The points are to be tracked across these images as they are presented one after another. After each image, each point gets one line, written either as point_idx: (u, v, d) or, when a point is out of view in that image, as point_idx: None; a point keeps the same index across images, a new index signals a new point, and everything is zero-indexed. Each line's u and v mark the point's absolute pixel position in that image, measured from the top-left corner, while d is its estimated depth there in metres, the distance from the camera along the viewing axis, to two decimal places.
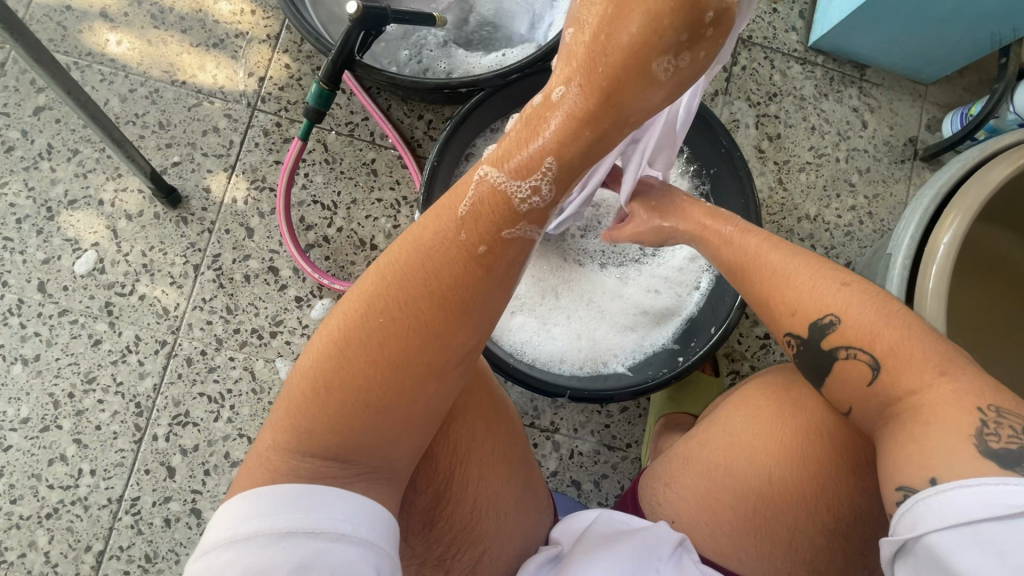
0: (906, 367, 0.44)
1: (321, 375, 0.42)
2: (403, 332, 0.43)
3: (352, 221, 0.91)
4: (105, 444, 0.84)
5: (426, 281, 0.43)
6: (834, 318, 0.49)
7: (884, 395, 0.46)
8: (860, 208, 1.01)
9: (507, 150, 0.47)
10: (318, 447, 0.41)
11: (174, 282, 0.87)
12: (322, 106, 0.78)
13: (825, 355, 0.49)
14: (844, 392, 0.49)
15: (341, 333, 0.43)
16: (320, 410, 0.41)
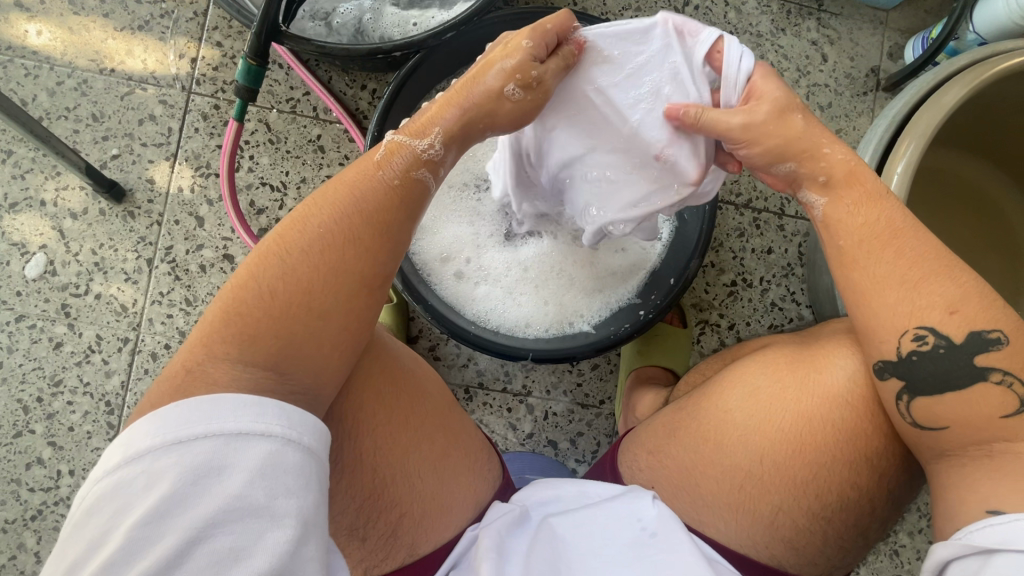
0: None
1: (261, 285, 0.46)
2: (331, 248, 0.48)
3: (303, 201, 0.89)
4: (80, 444, 0.84)
5: (357, 207, 0.50)
6: (1001, 336, 0.46)
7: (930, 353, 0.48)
8: None
9: (409, 126, 0.55)
10: (246, 349, 0.43)
11: (128, 278, 0.86)
12: (253, 83, 0.74)
13: (970, 369, 0.47)
14: (961, 407, 0.47)
15: (276, 250, 0.47)
16: (260, 316, 0.45)
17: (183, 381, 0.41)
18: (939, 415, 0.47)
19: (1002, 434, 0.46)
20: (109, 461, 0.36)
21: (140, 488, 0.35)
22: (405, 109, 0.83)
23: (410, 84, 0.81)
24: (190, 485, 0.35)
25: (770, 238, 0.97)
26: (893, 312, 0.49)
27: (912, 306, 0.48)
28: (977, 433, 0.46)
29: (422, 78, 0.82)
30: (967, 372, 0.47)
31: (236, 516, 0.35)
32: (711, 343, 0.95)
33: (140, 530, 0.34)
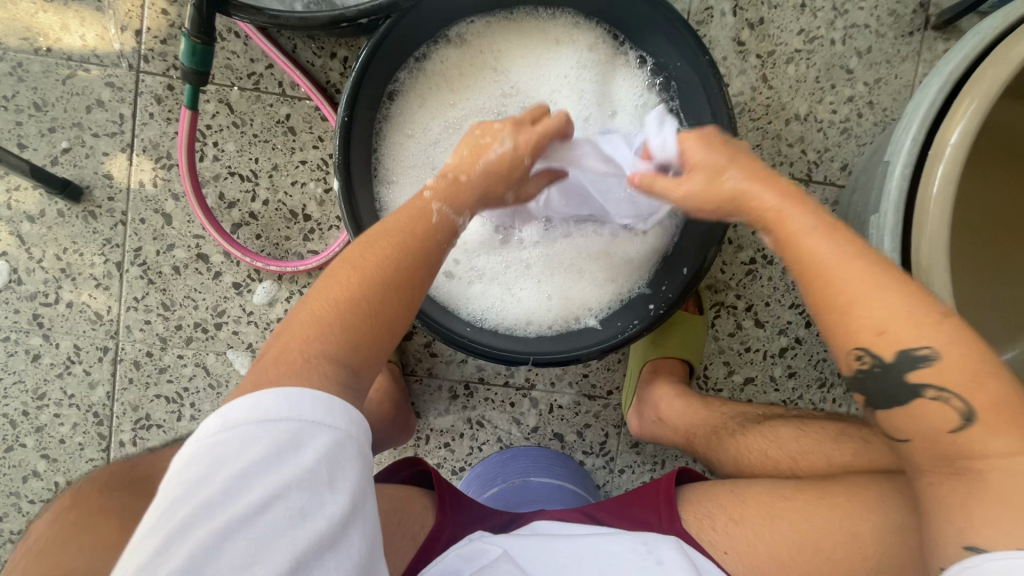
0: (1004, 427, 0.36)
1: (348, 292, 0.44)
2: (412, 273, 0.47)
3: (277, 191, 0.81)
4: (74, 455, 0.82)
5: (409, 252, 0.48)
6: (932, 352, 0.38)
7: (955, 420, 0.37)
8: (859, 98, 0.87)
9: (445, 186, 0.54)
10: (331, 349, 0.42)
11: (99, 284, 0.80)
12: (201, 65, 0.64)
13: (907, 387, 0.38)
14: (915, 423, 0.39)
15: (362, 261, 0.46)
16: (328, 341, 0.42)
17: (277, 368, 0.40)
18: (898, 428, 0.40)
19: (974, 452, 0.37)
20: (205, 429, 0.37)
21: (230, 452, 0.36)
22: (380, 82, 0.72)
23: (383, 54, 0.70)
24: (270, 457, 0.36)
25: None
26: None
27: None
28: (944, 460, 0.38)
29: (396, 46, 0.71)
30: (901, 391, 0.39)
31: (297, 493, 0.36)
32: (727, 327, 0.89)
33: (219, 496, 0.34)
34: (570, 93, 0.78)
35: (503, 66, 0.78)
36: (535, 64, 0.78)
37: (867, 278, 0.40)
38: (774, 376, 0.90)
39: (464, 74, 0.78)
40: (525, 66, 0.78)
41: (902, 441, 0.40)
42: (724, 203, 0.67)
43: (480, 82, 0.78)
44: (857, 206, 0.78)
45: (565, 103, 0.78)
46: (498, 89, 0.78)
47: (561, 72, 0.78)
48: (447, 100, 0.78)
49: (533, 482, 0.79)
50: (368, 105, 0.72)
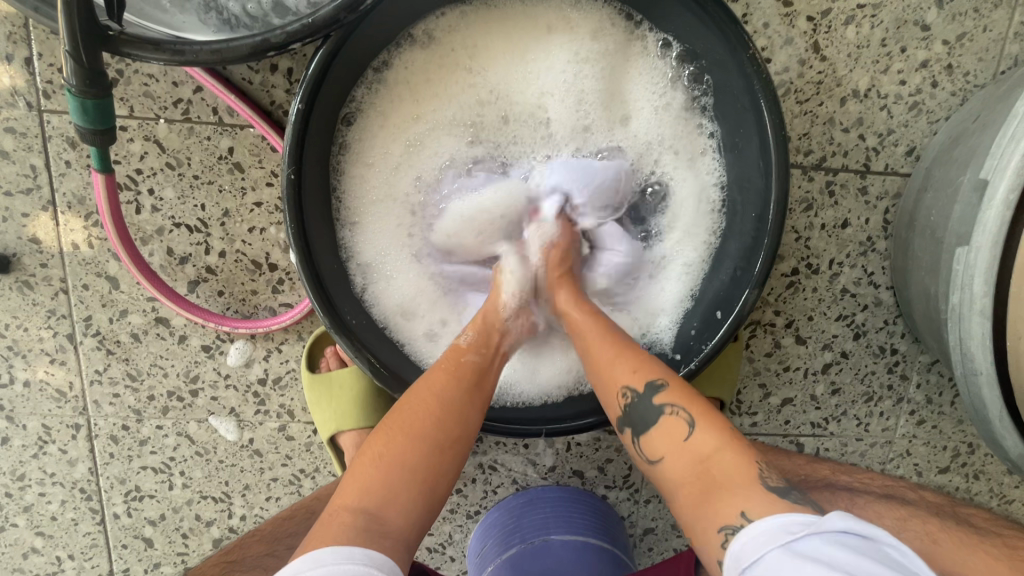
0: (712, 427, 0.46)
1: (379, 444, 0.48)
2: (440, 417, 0.50)
3: (233, 240, 0.69)
4: (69, 531, 0.78)
5: (450, 381, 0.52)
6: (665, 380, 0.49)
7: (685, 428, 0.47)
8: (935, 62, 0.70)
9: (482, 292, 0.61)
10: (365, 501, 0.45)
11: (55, 359, 0.72)
12: (102, 123, 0.49)
13: (654, 408, 0.48)
14: (663, 441, 0.47)
15: (394, 420, 0.49)
16: (366, 472, 0.46)
17: (328, 515, 0.44)
18: (655, 449, 0.48)
19: (702, 457, 0.45)
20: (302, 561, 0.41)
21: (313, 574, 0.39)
22: (330, 111, 0.57)
23: (329, 82, 0.54)
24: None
25: (847, 207, 0.74)
26: None
27: None
28: (699, 476, 0.44)
29: (346, 63, 0.55)
30: (653, 412, 0.48)
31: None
32: (763, 348, 0.79)
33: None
34: (568, 97, 0.62)
35: (487, 65, 0.62)
36: (526, 61, 0.62)
37: (615, 343, 0.53)
38: (816, 394, 0.81)
39: (435, 79, 0.61)
40: (513, 64, 0.62)
41: (659, 464, 0.47)
42: (765, 249, 0.56)
43: (458, 84, 0.62)
44: (930, 214, 0.65)
45: (560, 116, 0.63)
46: (473, 96, 0.62)
47: (563, 69, 0.62)
48: (411, 115, 0.62)
49: (552, 540, 0.74)
50: (319, 144, 0.57)
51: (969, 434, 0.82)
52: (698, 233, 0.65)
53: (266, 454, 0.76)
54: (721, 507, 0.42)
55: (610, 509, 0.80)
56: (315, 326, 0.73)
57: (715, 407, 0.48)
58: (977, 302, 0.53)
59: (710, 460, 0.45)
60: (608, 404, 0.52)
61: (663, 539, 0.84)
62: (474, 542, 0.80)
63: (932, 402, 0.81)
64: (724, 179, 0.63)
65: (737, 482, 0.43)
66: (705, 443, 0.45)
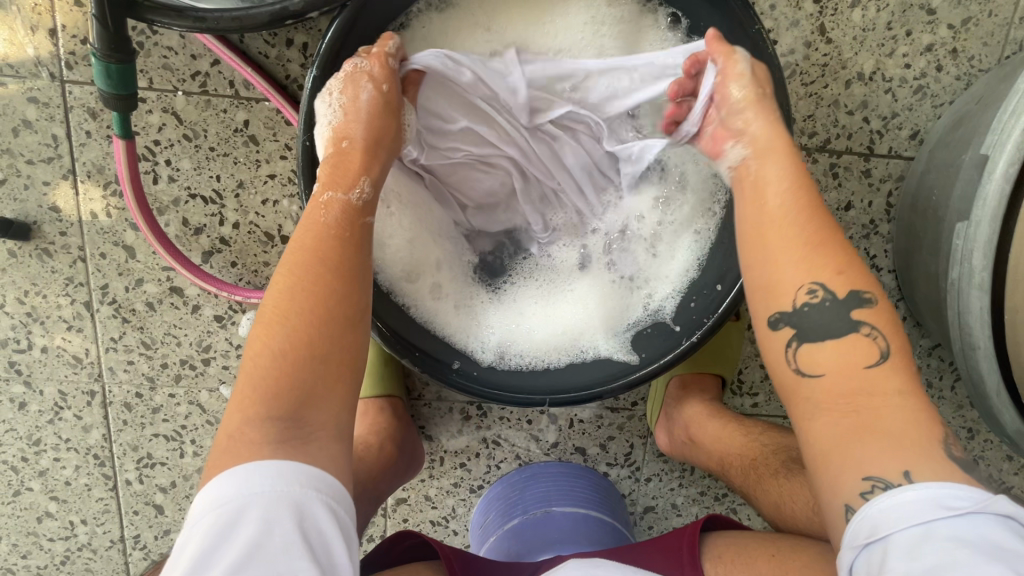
0: (902, 370, 0.42)
1: (272, 339, 0.44)
2: (335, 294, 0.46)
3: (247, 212, 0.70)
4: (82, 496, 0.80)
5: (333, 253, 0.48)
6: (874, 296, 0.44)
7: (873, 357, 0.42)
8: (940, 46, 0.70)
9: (343, 125, 0.54)
10: (274, 406, 0.42)
11: (72, 326, 0.73)
12: (124, 87, 0.50)
13: (847, 321, 0.44)
14: (838, 363, 0.43)
15: (279, 310, 0.45)
16: (265, 375, 0.43)
17: (238, 438, 0.41)
18: (816, 362, 0.44)
19: (869, 389, 0.42)
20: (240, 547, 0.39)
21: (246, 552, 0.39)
22: None
23: (345, 52, 0.56)
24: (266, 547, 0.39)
25: (850, 189, 0.75)
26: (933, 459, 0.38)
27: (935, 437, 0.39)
28: (860, 407, 0.41)
29: (362, 33, 0.57)
30: (845, 324, 0.43)
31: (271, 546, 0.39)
32: None
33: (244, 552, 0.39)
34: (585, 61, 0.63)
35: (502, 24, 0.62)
36: (539, 24, 0.62)
37: (794, 214, 0.47)
38: None
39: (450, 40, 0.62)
40: (526, 27, 0.62)
41: (816, 377, 0.43)
42: None
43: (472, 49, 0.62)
44: (932, 193, 0.65)
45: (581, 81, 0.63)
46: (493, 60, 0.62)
47: (570, 36, 0.62)
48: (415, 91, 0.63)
49: (554, 512, 0.75)
50: None
51: (969, 420, 0.83)
52: (703, 202, 0.66)
53: None
54: (881, 434, 0.40)
55: (611, 486, 0.81)
56: None
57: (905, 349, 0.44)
58: (977, 275, 0.54)
59: (877, 405, 0.41)
60: (777, 298, 0.46)
61: (663, 517, 0.86)
62: (477, 514, 0.81)
63: (932, 386, 0.82)
64: None
65: (911, 433, 0.40)
66: (883, 385, 0.41)
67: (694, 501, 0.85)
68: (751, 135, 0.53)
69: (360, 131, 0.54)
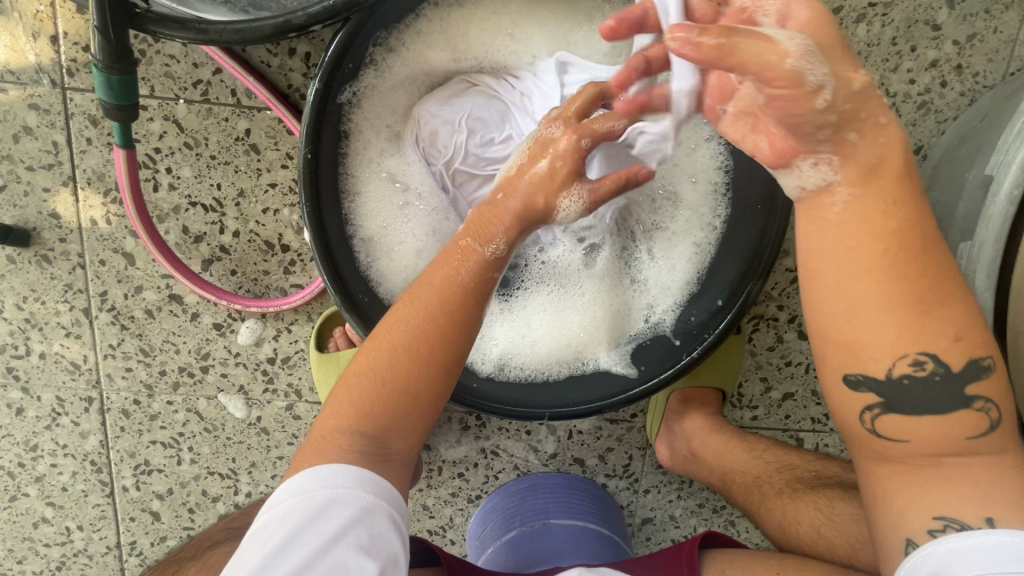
0: (999, 439, 0.40)
1: (378, 364, 0.46)
2: (448, 341, 0.47)
3: (247, 220, 0.70)
4: (79, 502, 0.80)
5: (450, 302, 0.47)
6: (992, 362, 0.40)
7: (981, 426, 0.40)
8: (945, 63, 0.70)
9: (485, 211, 0.50)
10: (367, 424, 0.45)
11: (70, 333, 0.73)
12: (125, 99, 0.50)
13: (963, 397, 0.40)
14: (936, 429, 0.40)
15: (390, 336, 0.47)
16: (365, 393, 0.46)
17: (327, 439, 0.45)
18: (905, 427, 0.41)
19: (953, 451, 0.40)
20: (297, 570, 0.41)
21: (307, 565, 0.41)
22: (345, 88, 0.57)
23: (349, 63, 0.55)
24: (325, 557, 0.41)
25: None
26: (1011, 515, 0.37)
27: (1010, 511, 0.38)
28: (946, 471, 0.40)
29: (364, 43, 0.56)
30: (956, 399, 0.40)
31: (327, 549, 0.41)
32: (765, 341, 0.79)
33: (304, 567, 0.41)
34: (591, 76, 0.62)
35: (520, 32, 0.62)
36: (557, 36, 0.62)
37: (883, 266, 0.39)
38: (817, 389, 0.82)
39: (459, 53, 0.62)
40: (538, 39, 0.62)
41: (904, 440, 0.41)
42: (772, 235, 0.59)
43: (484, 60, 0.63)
44: (935, 211, 0.65)
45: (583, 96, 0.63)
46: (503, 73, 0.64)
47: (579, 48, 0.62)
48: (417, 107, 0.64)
49: (552, 523, 0.75)
50: (335, 122, 0.58)
51: None
52: (705, 217, 0.65)
53: (273, 433, 0.78)
54: (970, 497, 0.38)
55: (609, 498, 0.81)
56: (324, 308, 0.75)
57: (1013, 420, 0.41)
58: (979, 296, 0.54)
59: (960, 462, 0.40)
60: (868, 352, 0.40)
61: (661, 529, 0.85)
62: (475, 525, 0.81)
63: None
64: (730, 166, 0.64)
65: (1002, 499, 0.38)
66: (980, 450, 0.40)
67: (692, 514, 0.85)
68: (843, 156, 0.38)
69: (515, 202, 0.50)
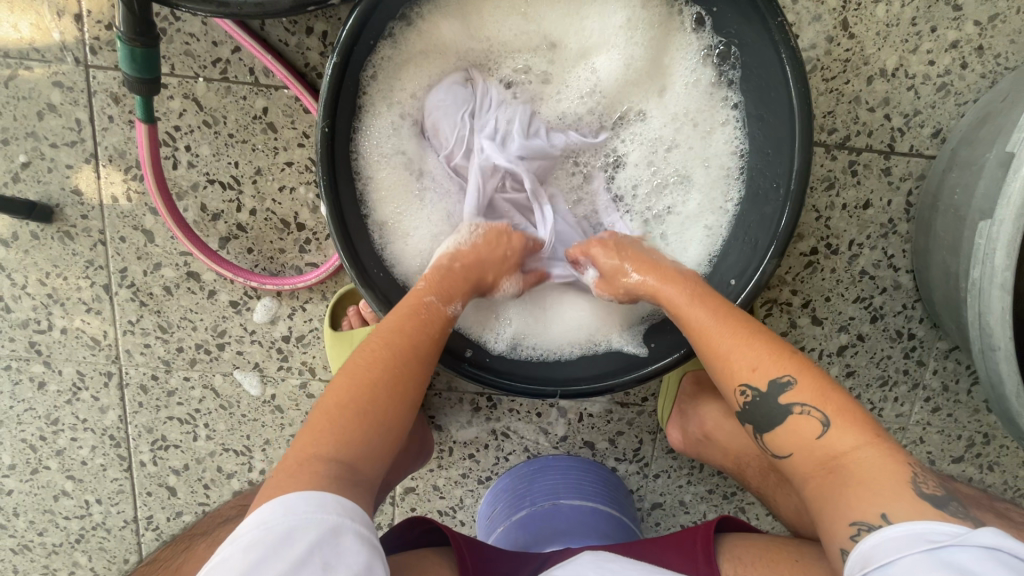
0: (850, 425, 0.48)
1: (343, 393, 0.50)
2: (411, 368, 0.53)
3: (264, 198, 0.71)
4: (98, 476, 0.81)
5: (408, 328, 0.54)
6: (793, 378, 0.50)
7: (817, 426, 0.49)
8: (966, 44, 0.69)
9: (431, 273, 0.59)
10: (333, 450, 0.47)
11: (91, 308, 0.75)
12: (147, 73, 0.51)
13: (781, 407, 0.50)
14: (793, 438, 0.50)
15: (352, 368, 0.51)
16: (332, 420, 0.48)
17: (297, 471, 0.45)
18: (782, 445, 0.51)
19: (830, 453, 0.48)
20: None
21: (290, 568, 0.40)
22: (362, 66, 0.57)
23: (364, 41, 0.56)
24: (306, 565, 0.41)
25: (869, 187, 0.74)
26: (867, 489, 0.45)
27: (877, 484, 0.45)
28: (827, 475, 0.48)
29: (382, 19, 0.56)
30: (780, 410, 0.50)
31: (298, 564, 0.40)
32: (778, 327, 0.79)
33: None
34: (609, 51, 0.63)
35: (534, 11, 0.62)
36: (572, 11, 0.62)
37: (723, 321, 0.54)
38: (830, 375, 0.81)
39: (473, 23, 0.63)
40: (555, 13, 0.63)
41: (787, 457, 0.51)
42: (787, 212, 0.57)
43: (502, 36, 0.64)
44: (954, 192, 0.64)
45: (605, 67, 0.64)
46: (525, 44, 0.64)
47: (603, 24, 0.62)
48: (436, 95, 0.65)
49: (562, 504, 0.75)
50: (352, 99, 0.58)
51: (985, 424, 0.82)
52: (718, 199, 0.65)
53: (287, 410, 0.79)
54: (865, 497, 0.44)
55: (619, 481, 0.81)
56: (338, 287, 0.76)
57: (849, 402, 0.49)
58: (998, 275, 0.53)
59: (840, 459, 0.47)
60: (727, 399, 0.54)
61: (670, 514, 0.85)
62: (485, 506, 0.82)
63: (948, 390, 0.81)
64: (744, 147, 0.64)
65: (881, 475, 0.45)
66: (841, 441, 0.48)
67: (702, 499, 0.85)
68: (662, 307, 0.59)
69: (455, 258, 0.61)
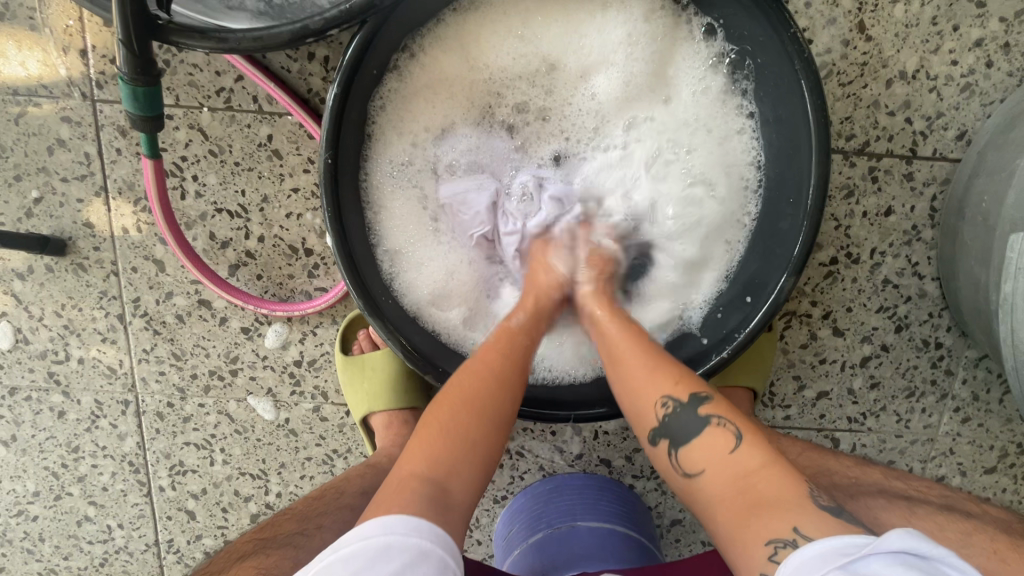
0: (757, 443, 0.44)
1: (441, 413, 0.48)
2: (503, 392, 0.50)
3: (271, 225, 0.71)
4: (119, 501, 0.82)
5: (500, 354, 0.52)
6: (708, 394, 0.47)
7: (729, 440, 0.44)
8: (991, 42, 0.66)
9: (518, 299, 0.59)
10: (430, 471, 0.44)
11: (106, 338, 0.75)
12: (150, 111, 0.51)
13: (696, 418, 0.46)
14: (705, 454, 0.45)
15: (447, 391, 0.50)
16: (429, 441, 0.46)
17: (394, 494, 0.43)
18: (693, 462, 0.45)
19: (739, 471, 0.43)
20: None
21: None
22: (365, 93, 0.57)
23: (367, 67, 0.55)
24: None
25: (891, 193, 0.71)
26: (777, 506, 0.39)
27: (781, 500, 0.40)
28: (739, 492, 0.42)
29: (386, 46, 0.56)
30: (696, 426, 0.46)
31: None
32: (798, 339, 0.77)
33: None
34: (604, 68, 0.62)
35: (530, 33, 0.61)
36: (569, 31, 0.61)
37: (643, 340, 0.52)
38: (853, 387, 0.78)
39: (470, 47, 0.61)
40: (559, 31, 0.61)
41: (697, 477, 0.45)
42: (805, 229, 0.54)
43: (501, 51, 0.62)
44: (982, 198, 0.62)
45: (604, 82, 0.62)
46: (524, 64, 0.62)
47: (604, 40, 0.61)
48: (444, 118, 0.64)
49: (580, 526, 0.74)
50: (356, 126, 0.57)
51: (1018, 434, 0.79)
52: (735, 213, 0.63)
53: (301, 434, 0.79)
54: (771, 517, 0.39)
55: (637, 499, 0.80)
56: (348, 310, 0.75)
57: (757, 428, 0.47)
58: None
59: (749, 475, 0.42)
60: (640, 421, 0.49)
61: (690, 530, 0.84)
62: (501, 525, 0.81)
63: (979, 399, 0.78)
64: (760, 159, 0.62)
65: (786, 494, 0.40)
66: (750, 458, 0.43)
67: None
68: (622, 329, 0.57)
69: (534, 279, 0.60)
